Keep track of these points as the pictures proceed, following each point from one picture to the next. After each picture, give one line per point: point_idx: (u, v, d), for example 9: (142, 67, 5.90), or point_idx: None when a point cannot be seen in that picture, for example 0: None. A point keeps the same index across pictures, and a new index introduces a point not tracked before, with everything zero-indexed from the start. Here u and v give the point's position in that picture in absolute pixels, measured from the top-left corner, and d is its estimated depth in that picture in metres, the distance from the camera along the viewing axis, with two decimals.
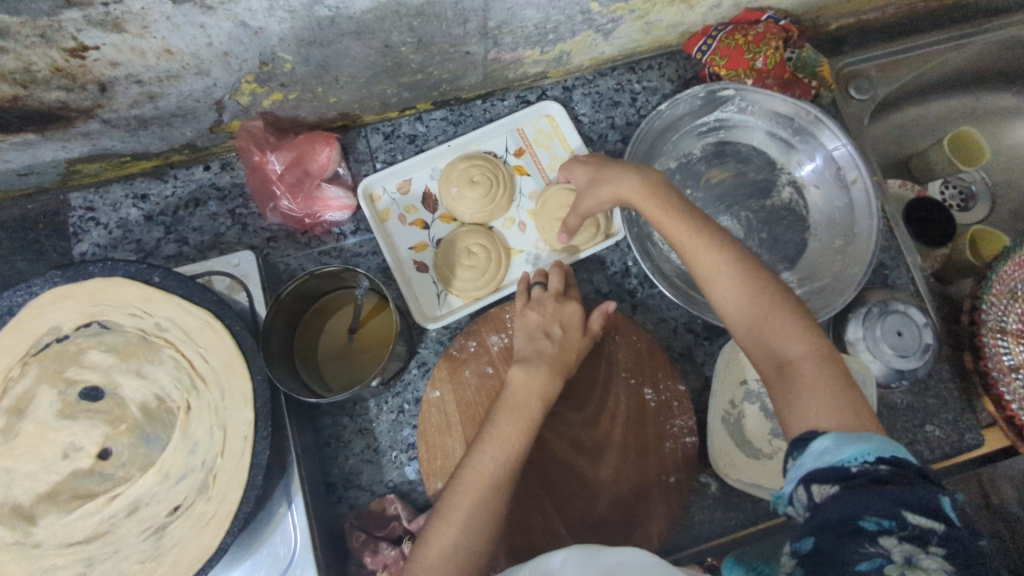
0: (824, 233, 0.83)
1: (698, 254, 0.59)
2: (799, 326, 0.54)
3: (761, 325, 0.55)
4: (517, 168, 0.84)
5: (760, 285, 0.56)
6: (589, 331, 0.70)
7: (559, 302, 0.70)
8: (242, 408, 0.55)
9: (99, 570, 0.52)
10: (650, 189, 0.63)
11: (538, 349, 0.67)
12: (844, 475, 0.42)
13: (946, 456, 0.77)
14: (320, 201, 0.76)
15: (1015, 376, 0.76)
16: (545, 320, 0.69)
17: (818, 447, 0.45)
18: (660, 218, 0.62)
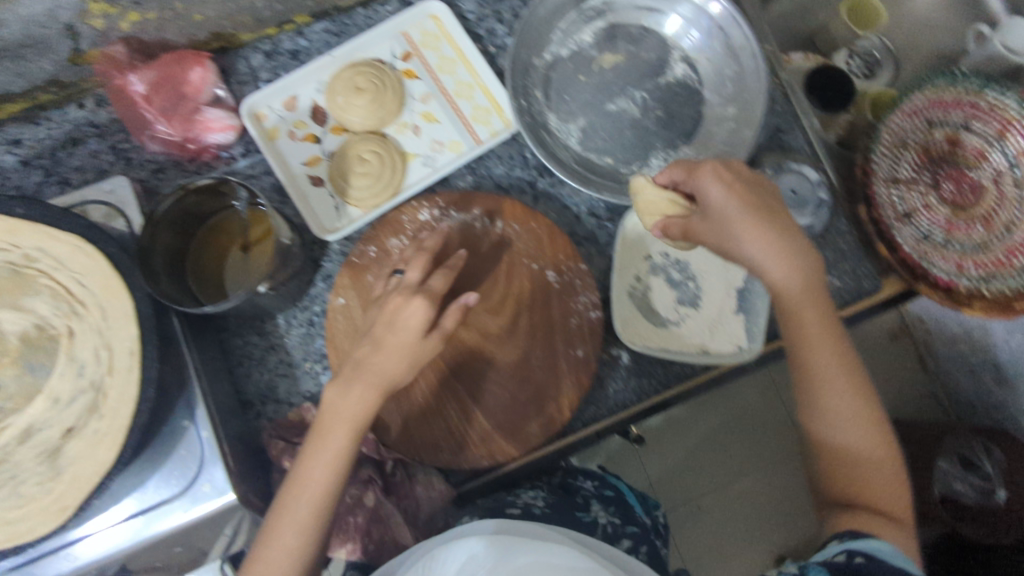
0: (719, 104, 0.83)
1: (838, 379, 0.58)
2: (897, 479, 0.59)
3: (874, 470, 0.58)
4: (405, 73, 0.82)
5: (882, 440, 0.59)
6: (441, 328, 0.62)
7: (398, 301, 0.61)
8: (125, 326, 0.55)
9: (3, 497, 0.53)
10: (813, 297, 0.59)
11: (371, 353, 0.60)
12: (886, 569, 0.51)
13: (845, 304, 0.81)
14: (198, 123, 0.74)
15: (905, 222, 0.82)
16: (377, 329, 0.61)
17: (871, 543, 0.53)
18: (806, 336, 0.59)
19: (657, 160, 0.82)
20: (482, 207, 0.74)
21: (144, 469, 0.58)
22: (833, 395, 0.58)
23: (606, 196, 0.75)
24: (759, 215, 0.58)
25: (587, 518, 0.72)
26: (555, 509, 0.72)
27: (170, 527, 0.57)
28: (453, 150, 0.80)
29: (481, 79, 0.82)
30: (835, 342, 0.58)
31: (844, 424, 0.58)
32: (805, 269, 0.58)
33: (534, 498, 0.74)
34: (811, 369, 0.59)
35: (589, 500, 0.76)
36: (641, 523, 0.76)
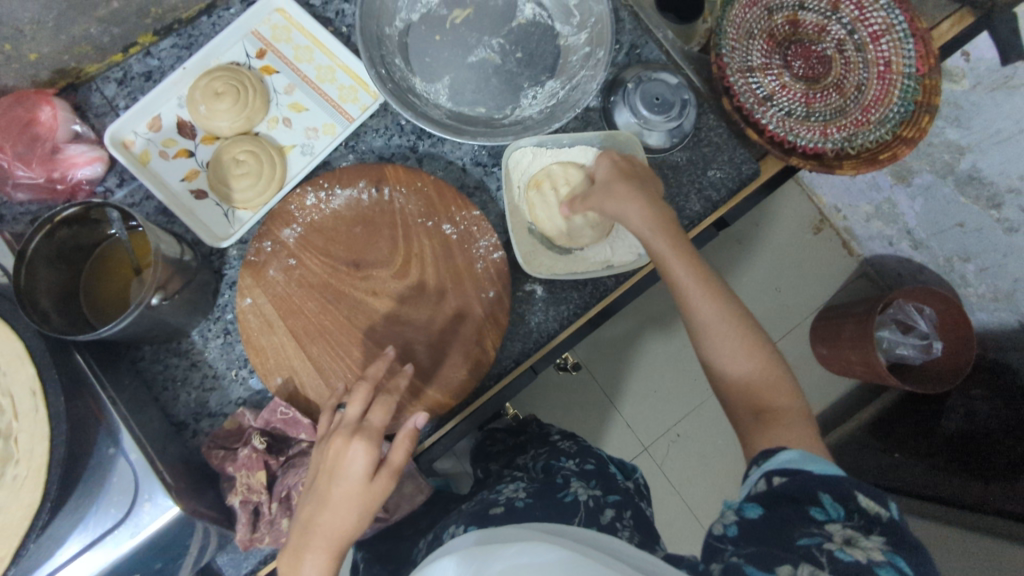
0: (572, 33, 0.86)
1: (705, 305, 0.65)
2: (785, 380, 0.64)
3: (758, 378, 0.64)
4: (263, 70, 0.82)
5: (755, 339, 0.65)
6: (390, 463, 0.61)
7: (344, 443, 0.60)
8: (20, 367, 0.54)
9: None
10: (663, 226, 0.67)
11: (318, 511, 0.58)
12: (804, 475, 0.55)
13: (731, 192, 0.86)
14: (62, 162, 0.73)
15: (768, 105, 0.88)
16: (319, 481, 0.60)
17: (783, 458, 0.57)
18: (670, 258, 0.66)
19: (528, 99, 0.85)
20: (366, 179, 0.75)
21: (77, 507, 0.56)
22: (697, 307, 0.65)
23: (484, 141, 0.77)
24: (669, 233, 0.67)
25: (568, 496, 0.79)
26: (536, 496, 0.79)
27: (116, 559, 0.56)
28: (328, 134, 0.81)
29: (340, 60, 0.83)
30: (703, 279, 0.66)
31: (714, 329, 0.65)
32: (770, 364, 0.64)
33: (515, 491, 0.81)
34: (692, 310, 0.66)
35: (568, 481, 0.84)
36: (621, 490, 0.86)
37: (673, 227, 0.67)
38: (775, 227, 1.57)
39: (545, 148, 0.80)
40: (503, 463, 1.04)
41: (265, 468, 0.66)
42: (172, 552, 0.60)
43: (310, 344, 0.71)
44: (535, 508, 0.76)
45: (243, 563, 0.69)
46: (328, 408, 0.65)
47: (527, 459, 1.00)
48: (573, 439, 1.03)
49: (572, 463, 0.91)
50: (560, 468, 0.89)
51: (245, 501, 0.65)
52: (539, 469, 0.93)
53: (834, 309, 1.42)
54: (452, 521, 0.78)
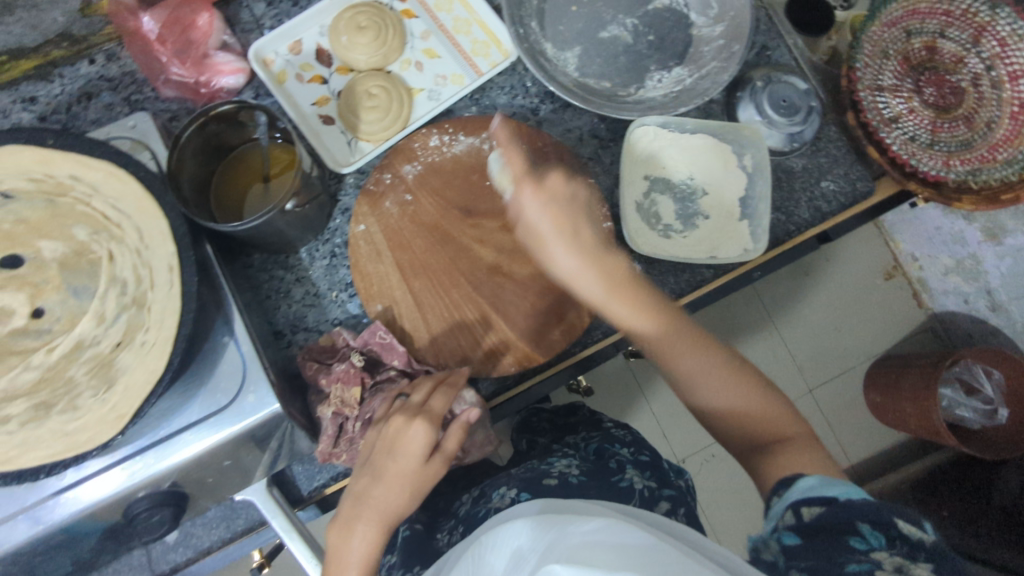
0: (707, 23, 0.86)
1: (685, 355, 0.66)
2: (783, 409, 0.64)
3: (760, 415, 0.63)
4: (404, 12, 0.84)
5: (754, 377, 0.65)
6: (443, 450, 0.64)
7: (403, 425, 0.62)
8: (163, 243, 0.57)
9: (53, 417, 0.53)
10: (616, 281, 0.67)
11: (370, 485, 0.61)
12: (825, 499, 0.51)
13: (844, 207, 0.84)
14: (210, 67, 0.76)
15: (893, 126, 0.86)
16: (375, 456, 0.62)
17: (803, 484, 0.53)
18: (628, 315, 0.66)
19: (653, 81, 0.85)
20: (489, 130, 0.77)
21: (188, 386, 0.59)
22: (683, 356, 0.65)
23: (608, 113, 0.79)
24: (613, 287, 0.66)
25: (623, 482, 0.78)
26: (589, 475, 0.78)
27: (211, 440, 0.57)
28: (456, 83, 0.82)
29: (478, 14, 0.84)
30: (655, 307, 0.67)
31: (695, 377, 0.65)
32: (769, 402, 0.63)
33: (567, 467, 0.80)
34: (674, 358, 0.66)
35: (622, 466, 0.81)
36: (676, 486, 0.82)
37: (635, 278, 0.68)
38: (846, 267, 1.52)
39: (666, 130, 0.81)
40: (549, 438, 1.00)
41: (360, 385, 0.67)
42: (258, 448, 0.62)
43: (413, 279, 0.72)
44: (589, 486, 0.75)
45: (316, 476, 0.72)
46: (388, 394, 0.67)
47: (578, 437, 0.95)
48: (625, 428, 0.97)
49: (626, 451, 0.88)
50: (613, 452, 0.86)
51: (336, 414, 0.66)
52: (589, 449, 0.89)
53: (897, 360, 1.36)
54: (502, 483, 0.78)
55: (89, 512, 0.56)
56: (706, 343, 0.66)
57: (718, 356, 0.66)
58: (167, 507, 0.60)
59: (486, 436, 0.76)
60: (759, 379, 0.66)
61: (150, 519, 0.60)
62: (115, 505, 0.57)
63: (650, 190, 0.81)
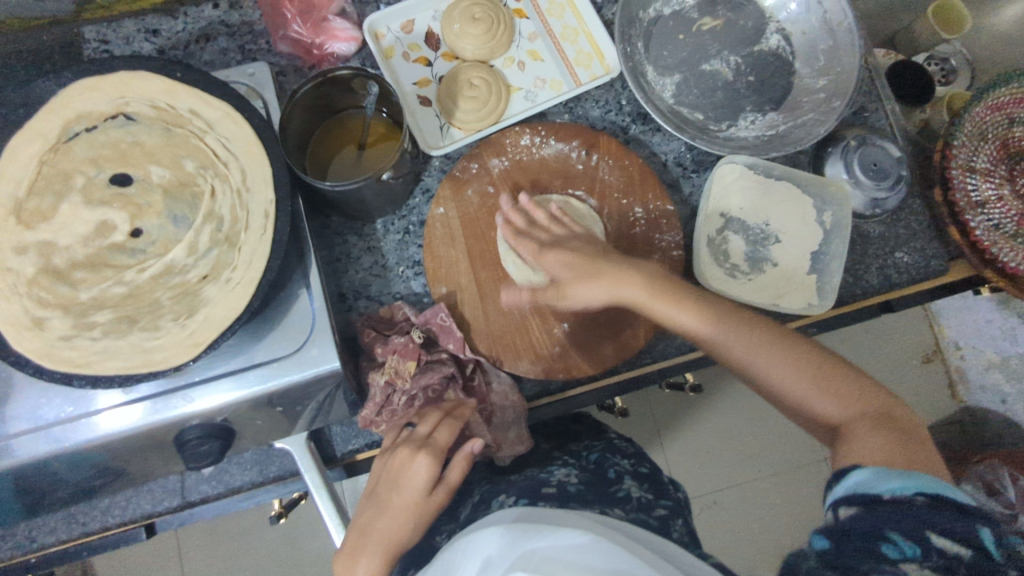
0: (810, 74, 0.86)
1: (731, 342, 0.61)
2: (853, 386, 0.57)
3: (825, 397, 0.57)
4: (516, 11, 0.85)
5: (809, 355, 0.59)
6: (446, 481, 0.63)
7: (408, 454, 0.62)
8: (263, 190, 0.60)
9: (132, 334, 0.57)
10: (653, 283, 0.64)
11: (374, 517, 0.60)
12: (871, 499, 0.45)
13: (912, 280, 0.84)
14: (326, 31, 0.79)
15: (980, 211, 0.84)
16: (380, 489, 0.62)
17: (854, 478, 0.48)
18: (672, 313, 0.63)
19: (745, 121, 0.86)
20: (580, 140, 0.78)
21: (257, 329, 0.61)
22: (727, 342, 0.61)
23: (699, 144, 0.80)
24: (655, 286, 0.64)
25: (621, 491, 0.72)
26: (589, 484, 0.71)
27: (247, 393, 0.59)
28: (553, 89, 0.83)
29: (587, 26, 0.86)
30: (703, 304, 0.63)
31: (755, 363, 0.59)
32: (843, 390, 0.57)
33: (567, 475, 0.72)
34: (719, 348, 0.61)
35: (621, 477, 0.76)
36: (672, 497, 0.79)
37: (663, 281, 0.65)
38: (884, 343, 1.48)
39: (752, 172, 0.81)
40: (551, 442, 0.89)
41: (415, 360, 0.69)
42: (307, 401, 0.64)
43: (481, 268, 0.74)
44: (590, 496, 0.67)
45: (351, 440, 0.74)
46: (394, 424, 0.68)
47: (580, 445, 0.87)
48: (628, 442, 0.93)
49: (626, 462, 0.83)
50: (613, 462, 0.81)
51: (386, 384, 0.68)
52: (590, 459, 0.81)
53: None
54: (501, 491, 0.68)
55: (105, 441, 0.58)
56: (753, 324, 0.61)
57: (783, 338, 0.60)
58: (214, 439, 0.61)
59: (519, 435, 0.73)
60: (822, 354, 0.59)
61: (200, 447, 0.61)
62: (136, 436, 0.60)
63: (723, 228, 0.81)
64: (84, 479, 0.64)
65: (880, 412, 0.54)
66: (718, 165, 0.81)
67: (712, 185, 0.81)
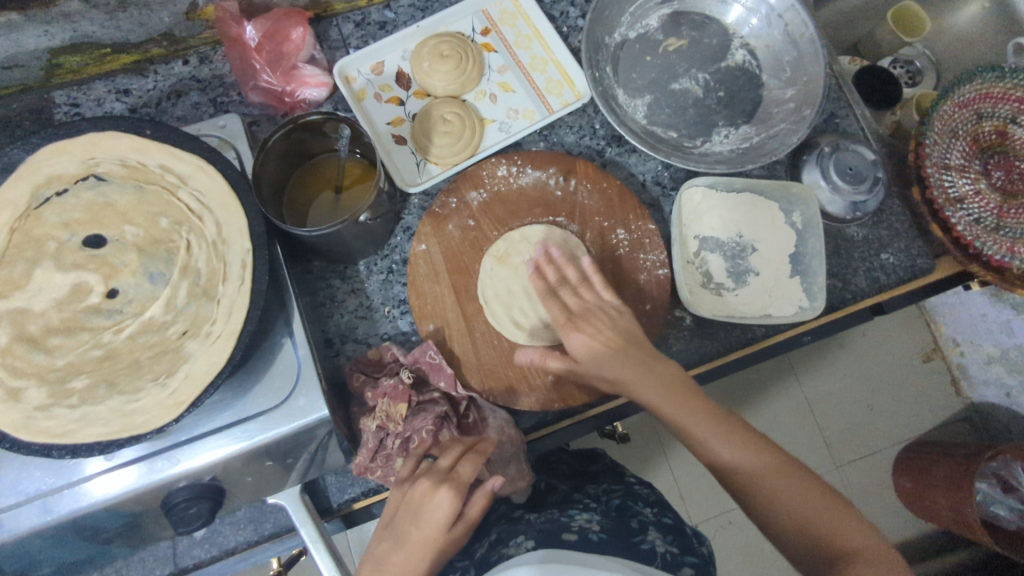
0: (778, 86, 0.87)
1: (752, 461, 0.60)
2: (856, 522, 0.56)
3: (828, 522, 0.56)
4: (484, 46, 0.86)
5: (818, 485, 0.59)
6: (465, 518, 0.62)
7: (432, 488, 0.60)
8: (238, 240, 0.59)
9: (110, 399, 0.55)
10: (664, 381, 0.64)
11: (391, 550, 0.59)
12: None
13: (901, 280, 0.84)
14: (296, 79, 0.79)
15: (959, 207, 0.85)
16: (399, 521, 0.60)
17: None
18: (683, 418, 0.63)
19: (720, 136, 0.86)
20: (556, 166, 0.78)
21: (242, 382, 0.60)
22: (751, 459, 0.60)
23: (674, 162, 0.80)
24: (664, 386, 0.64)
25: (645, 543, 0.70)
26: (612, 534, 0.69)
27: (239, 447, 0.58)
28: (526, 118, 0.84)
29: (555, 55, 0.87)
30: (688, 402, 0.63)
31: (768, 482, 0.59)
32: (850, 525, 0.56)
33: (589, 521, 0.70)
34: (740, 469, 0.60)
35: (645, 527, 0.74)
36: (698, 554, 0.75)
37: (675, 378, 0.65)
38: (881, 346, 1.48)
39: (715, 190, 0.82)
40: (569, 482, 0.88)
41: (407, 402, 0.67)
42: (297, 452, 0.62)
43: (467, 302, 0.74)
44: (611, 548, 0.65)
45: (347, 489, 0.71)
46: (413, 456, 0.65)
47: (598, 488, 0.86)
48: (647, 486, 0.91)
49: (648, 510, 0.81)
50: (636, 511, 0.79)
51: (378, 428, 0.67)
52: (610, 504, 0.80)
53: (929, 447, 1.31)
54: (519, 530, 0.68)
55: (95, 509, 0.56)
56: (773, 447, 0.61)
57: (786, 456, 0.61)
58: (204, 500, 0.59)
59: (519, 471, 0.72)
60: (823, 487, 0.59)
61: (188, 510, 0.59)
62: (124, 503, 0.57)
63: (701, 248, 0.81)
64: (70, 553, 0.62)
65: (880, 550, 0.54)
66: (689, 184, 0.82)
67: (688, 203, 0.81)
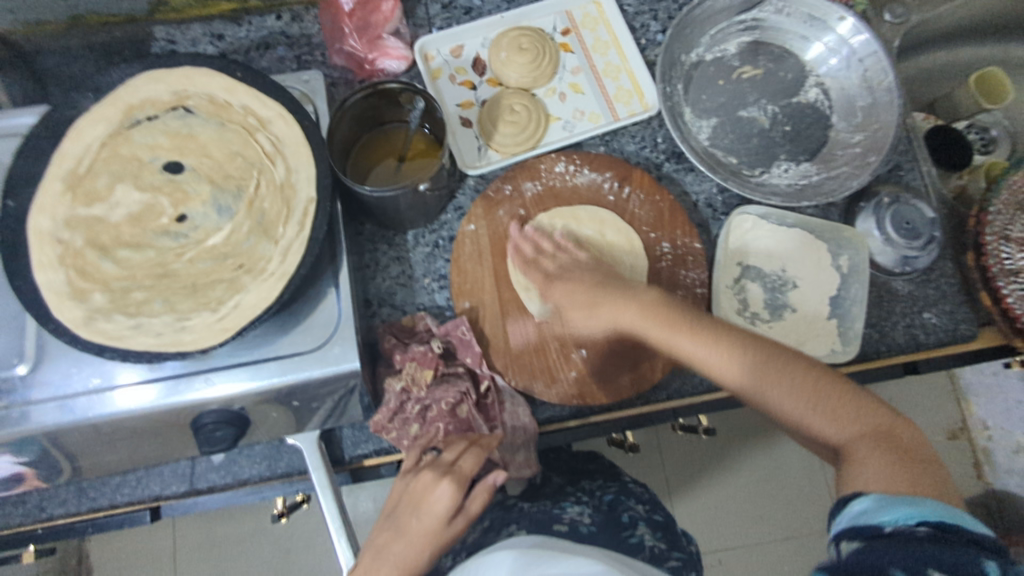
0: (845, 129, 0.87)
1: (734, 377, 0.62)
2: (854, 407, 0.58)
3: (815, 414, 0.59)
4: (562, 45, 0.88)
5: (811, 380, 0.60)
6: (466, 512, 0.64)
7: (434, 479, 0.63)
8: (305, 187, 0.62)
9: (163, 314, 0.58)
10: (648, 315, 0.66)
11: (392, 539, 0.61)
12: (872, 530, 0.48)
13: (940, 342, 0.82)
14: (380, 48, 0.82)
15: (1013, 279, 0.81)
16: (400, 511, 0.63)
17: (855, 507, 0.51)
18: (669, 342, 0.64)
19: (779, 169, 0.86)
20: (613, 172, 0.80)
21: (283, 324, 0.63)
22: (728, 373, 0.62)
23: (730, 186, 0.81)
24: (652, 317, 0.66)
25: (633, 538, 0.71)
26: (601, 527, 0.70)
27: (267, 383, 0.60)
28: (591, 121, 0.85)
29: (629, 65, 0.88)
30: (722, 334, 0.64)
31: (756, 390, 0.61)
32: (857, 419, 0.57)
33: (580, 514, 0.72)
34: (728, 382, 0.62)
35: (634, 522, 0.75)
36: (685, 551, 0.77)
37: (661, 308, 0.66)
38: (907, 413, 1.44)
39: (766, 222, 0.82)
40: (563, 476, 0.87)
41: (432, 369, 0.70)
42: (322, 398, 0.65)
43: (505, 288, 0.76)
44: (600, 540, 0.67)
45: (361, 444, 0.74)
46: (418, 447, 0.68)
47: (593, 483, 0.86)
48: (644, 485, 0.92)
49: (640, 507, 0.82)
50: (627, 506, 0.79)
51: (402, 389, 0.70)
52: (602, 498, 0.81)
53: None
54: (512, 520, 0.70)
55: (127, 415, 0.59)
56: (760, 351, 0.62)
57: (777, 352, 0.62)
58: (230, 426, 0.62)
59: (527, 459, 0.73)
60: (822, 378, 0.60)
61: (214, 432, 0.62)
62: (152, 415, 0.60)
63: (742, 276, 0.81)
64: (99, 454, 0.66)
65: (880, 434, 0.56)
66: (740, 210, 0.82)
67: (732, 231, 0.82)
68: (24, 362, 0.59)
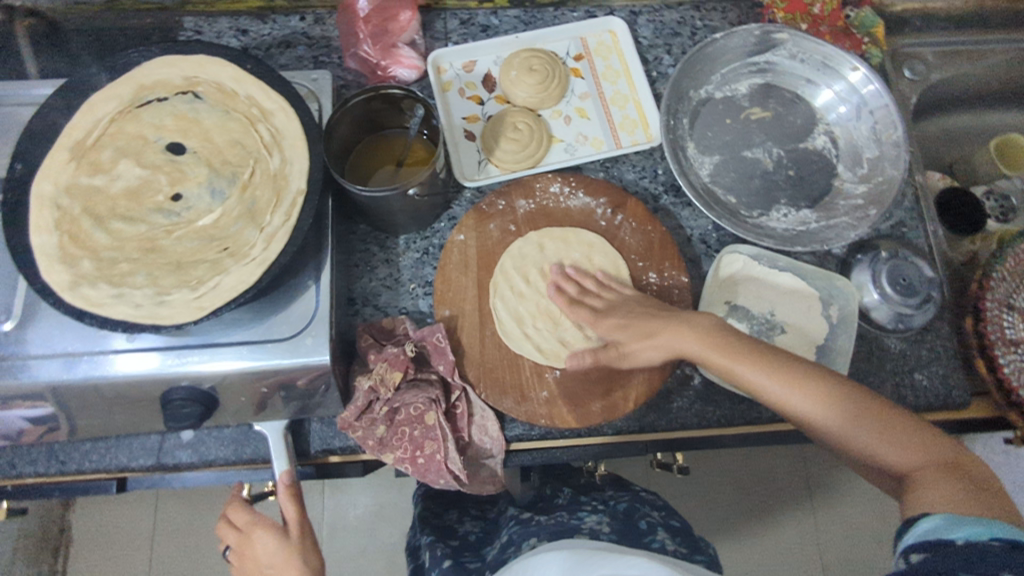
0: (850, 179, 0.86)
1: (797, 405, 0.63)
2: (913, 432, 0.60)
3: (879, 441, 0.61)
4: (573, 70, 0.90)
5: (871, 407, 0.62)
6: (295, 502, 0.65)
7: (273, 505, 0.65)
8: (298, 179, 0.64)
9: (144, 288, 0.60)
10: (711, 339, 0.67)
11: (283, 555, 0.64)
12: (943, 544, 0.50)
13: (929, 407, 0.79)
14: (393, 56, 0.84)
15: (1013, 350, 0.80)
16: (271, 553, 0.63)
17: (926, 525, 0.52)
18: (734, 368, 0.66)
19: (778, 213, 0.85)
20: (607, 198, 0.80)
21: (259, 311, 0.64)
22: (794, 400, 0.63)
23: (724, 223, 0.80)
24: (716, 341, 0.67)
25: (655, 542, 0.72)
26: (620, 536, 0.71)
27: (238, 366, 0.61)
28: (594, 146, 0.86)
29: (637, 95, 0.89)
30: (790, 365, 0.65)
31: (820, 416, 0.63)
32: (918, 445, 0.60)
33: (599, 524, 0.74)
34: (792, 409, 0.64)
35: (654, 528, 0.75)
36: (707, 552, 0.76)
37: (722, 333, 0.68)
38: None
39: (757, 263, 0.82)
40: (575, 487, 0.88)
41: (402, 372, 0.69)
42: (289, 388, 0.65)
43: (487, 301, 0.76)
44: None
45: (328, 440, 0.74)
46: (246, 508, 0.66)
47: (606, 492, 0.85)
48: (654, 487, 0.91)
49: (656, 513, 0.81)
50: (644, 512, 0.80)
51: (370, 389, 0.69)
52: (617, 505, 0.81)
53: None
54: (532, 533, 0.72)
55: (101, 381, 0.60)
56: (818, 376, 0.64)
57: (837, 381, 0.64)
58: (197, 403, 0.63)
59: (490, 475, 0.73)
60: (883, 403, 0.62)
61: (181, 409, 0.63)
62: (121, 385, 0.61)
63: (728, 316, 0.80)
64: (69, 419, 0.67)
65: (942, 459, 0.58)
66: (732, 247, 0.82)
67: (721, 267, 0.81)
68: (11, 319, 0.61)
